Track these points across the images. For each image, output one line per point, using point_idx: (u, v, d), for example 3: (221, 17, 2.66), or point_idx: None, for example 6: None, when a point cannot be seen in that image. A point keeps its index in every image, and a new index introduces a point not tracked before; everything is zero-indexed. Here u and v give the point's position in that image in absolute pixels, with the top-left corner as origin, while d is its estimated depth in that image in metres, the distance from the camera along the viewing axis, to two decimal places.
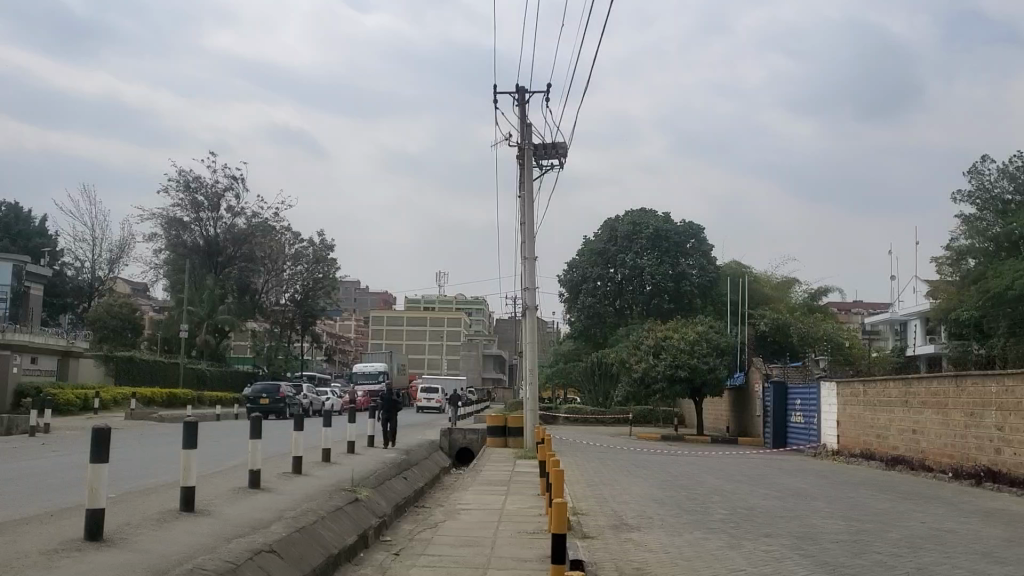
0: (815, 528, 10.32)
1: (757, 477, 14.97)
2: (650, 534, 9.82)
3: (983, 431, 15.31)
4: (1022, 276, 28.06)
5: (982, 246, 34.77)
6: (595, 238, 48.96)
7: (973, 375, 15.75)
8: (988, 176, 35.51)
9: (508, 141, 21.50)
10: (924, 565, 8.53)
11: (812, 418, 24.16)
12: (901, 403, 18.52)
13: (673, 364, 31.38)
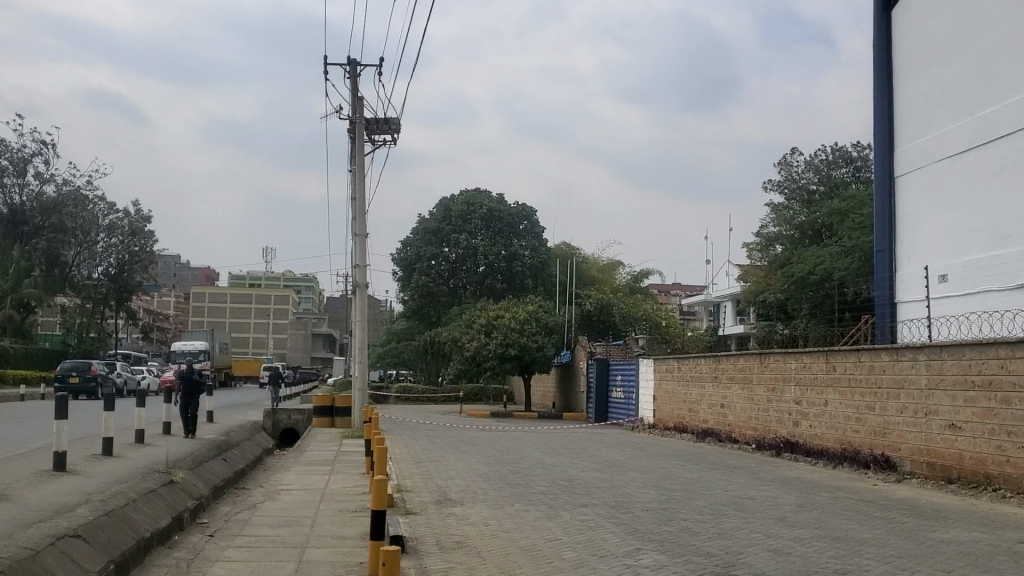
0: (628, 497, 10.82)
1: (577, 451, 15.49)
2: (472, 507, 10.01)
3: (783, 405, 16.47)
4: (821, 262, 30.26)
5: (788, 234, 36.78)
6: (429, 216, 48.74)
7: (776, 352, 16.85)
8: (796, 167, 38.20)
9: (338, 114, 21.08)
10: (725, 530, 9.12)
11: (631, 394, 25.19)
12: (712, 378, 19.60)
13: (503, 343, 31.88)
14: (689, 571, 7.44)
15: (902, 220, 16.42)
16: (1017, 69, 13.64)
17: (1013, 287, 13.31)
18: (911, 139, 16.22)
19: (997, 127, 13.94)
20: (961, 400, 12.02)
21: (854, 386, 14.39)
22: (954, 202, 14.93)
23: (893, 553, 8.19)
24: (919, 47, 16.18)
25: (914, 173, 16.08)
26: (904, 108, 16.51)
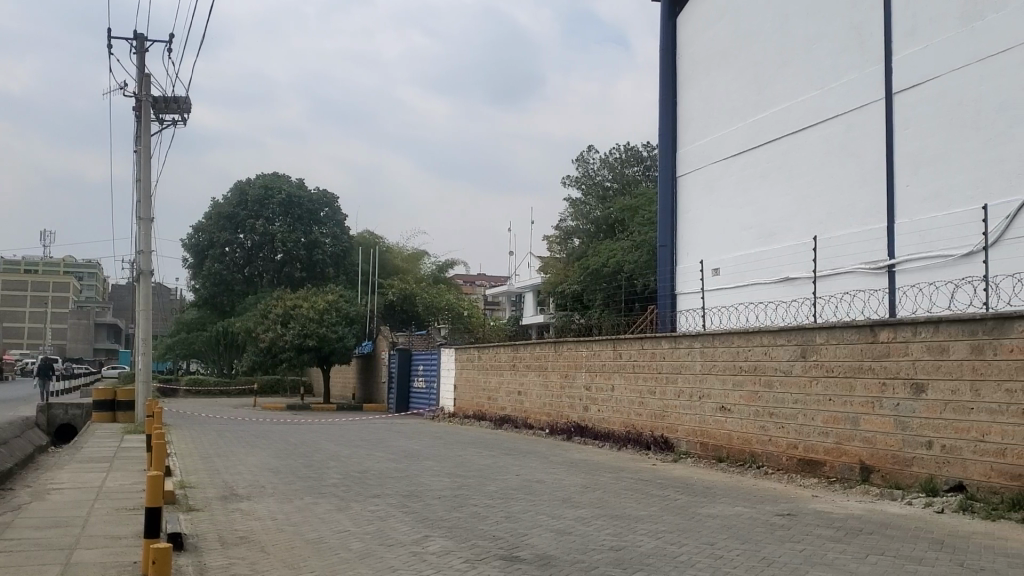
0: (421, 485, 10.93)
1: (374, 441, 15.45)
2: (260, 502, 9.79)
3: (575, 390, 17.11)
4: (614, 255, 31.55)
5: (584, 228, 38.08)
6: (223, 200, 46.80)
7: (569, 341, 17.44)
8: (592, 163, 39.72)
9: (123, 90, 19.90)
10: (512, 513, 9.40)
11: (432, 383, 25.40)
12: (509, 367, 20.07)
13: (301, 334, 31.19)
14: (475, 556, 7.62)
15: (683, 217, 17.43)
16: (783, 79, 14.76)
17: (774, 279, 14.37)
18: (692, 141, 17.24)
19: (765, 132, 15.04)
20: (730, 384, 12.95)
21: (637, 373, 15.17)
22: (728, 201, 16.00)
23: (665, 528, 8.73)
24: (701, 54, 17.21)
25: (694, 173, 17.10)
26: (687, 111, 17.52)
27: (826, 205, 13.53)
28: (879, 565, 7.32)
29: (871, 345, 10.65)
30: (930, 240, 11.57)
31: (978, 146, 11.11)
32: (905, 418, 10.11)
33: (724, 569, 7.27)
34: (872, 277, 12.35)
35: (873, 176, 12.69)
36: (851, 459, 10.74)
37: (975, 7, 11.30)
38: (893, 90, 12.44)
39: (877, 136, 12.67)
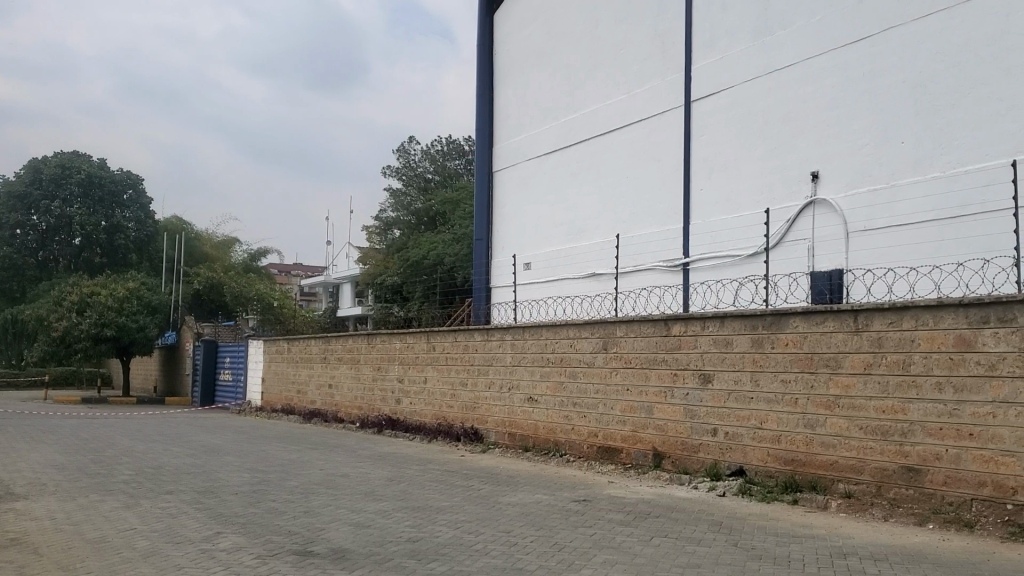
0: (218, 481, 10.59)
1: (174, 436, 14.82)
2: (37, 501, 9.19)
3: (386, 383, 17.06)
4: (435, 249, 31.53)
5: (405, 220, 37.98)
6: (14, 179, 43.53)
7: (382, 333, 17.34)
8: (414, 155, 39.66)
9: None
10: (312, 508, 9.27)
11: (239, 376, 24.64)
12: (321, 359, 19.74)
13: (98, 323, 29.45)
14: (266, 551, 7.47)
15: (497, 212, 17.71)
16: (593, 81, 15.25)
17: (581, 274, 14.80)
18: (507, 137, 17.54)
19: (577, 132, 15.51)
20: (537, 375, 13.29)
21: (449, 365, 15.31)
22: (540, 198, 16.39)
23: (464, 518, 8.85)
24: (517, 52, 17.53)
25: (509, 169, 17.41)
26: (503, 108, 17.79)
27: (630, 205, 14.11)
28: (661, 547, 7.70)
29: (665, 338, 11.20)
30: (721, 241, 12.25)
31: (764, 154, 11.87)
32: (693, 407, 10.70)
33: (517, 556, 7.45)
34: (669, 274, 12.97)
35: (672, 178, 13.33)
36: (645, 446, 11.27)
37: (765, 24, 12.06)
38: (691, 98, 13.10)
39: (676, 141, 13.33)
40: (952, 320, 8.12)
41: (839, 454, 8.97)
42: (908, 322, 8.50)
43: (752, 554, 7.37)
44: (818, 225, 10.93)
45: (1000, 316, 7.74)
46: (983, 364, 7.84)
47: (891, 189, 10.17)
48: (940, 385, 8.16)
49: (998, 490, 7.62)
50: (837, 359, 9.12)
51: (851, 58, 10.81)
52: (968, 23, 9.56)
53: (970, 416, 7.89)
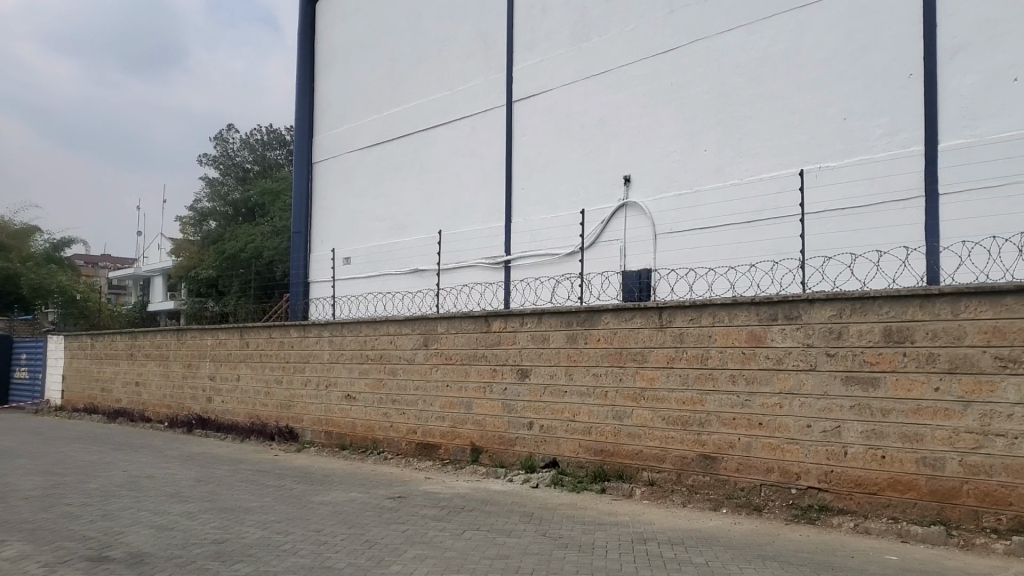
0: (7, 486, 9.88)
1: None
2: None
3: (198, 381, 16.44)
4: (253, 241, 30.66)
5: (222, 210, 36.75)
6: None
7: (194, 328, 16.69)
8: (232, 143, 38.48)
9: None
10: (110, 511, 8.82)
11: (36, 374, 23.10)
12: (127, 356, 18.78)
13: None
14: (56, 559, 7.04)
15: (317, 205, 17.39)
16: (416, 76, 15.26)
17: (402, 270, 14.76)
18: (328, 129, 17.29)
19: (399, 126, 15.47)
20: (356, 371, 13.17)
21: (264, 361, 14.91)
22: (362, 191, 16.22)
23: (273, 518, 8.66)
24: (340, 43, 17.29)
25: (330, 162, 17.14)
26: (325, 99, 17.49)
27: (452, 201, 14.21)
28: (472, 540, 7.80)
29: (485, 334, 11.35)
30: (539, 238, 12.49)
31: (581, 156, 12.24)
32: (510, 401, 10.91)
33: (326, 554, 7.35)
34: (490, 271, 13.13)
35: (493, 176, 13.52)
36: (463, 441, 11.41)
37: (582, 29, 12.43)
38: (512, 98, 13.34)
39: (497, 139, 13.54)
40: (745, 317, 8.63)
41: (644, 444, 9.39)
42: (706, 319, 8.96)
43: (558, 543, 7.59)
44: (628, 227, 11.28)
45: (787, 314, 8.29)
46: (771, 359, 8.38)
47: (695, 193, 10.68)
48: (733, 378, 8.68)
49: (784, 476, 8.18)
50: (643, 353, 9.52)
51: (660, 66, 11.31)
52: (764, 40, 10.16)
53: (760, 407, 8.43)
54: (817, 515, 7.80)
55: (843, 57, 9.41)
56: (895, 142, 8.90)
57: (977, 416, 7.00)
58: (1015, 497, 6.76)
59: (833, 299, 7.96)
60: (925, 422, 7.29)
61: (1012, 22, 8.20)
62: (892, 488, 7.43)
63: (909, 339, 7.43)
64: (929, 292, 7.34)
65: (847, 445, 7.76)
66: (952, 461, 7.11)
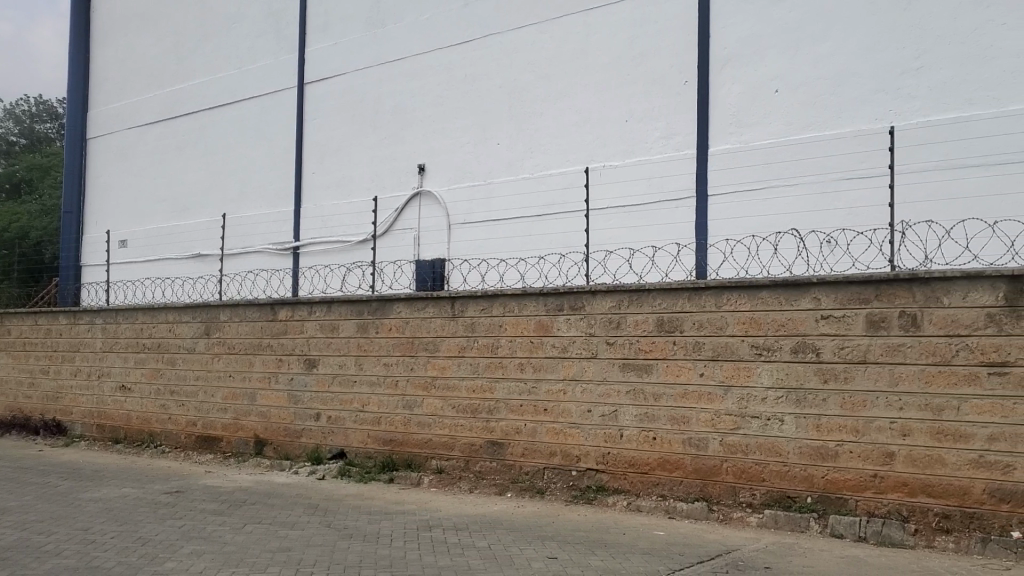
0: None
1: None
2: None
3: None
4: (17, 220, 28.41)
5: None
6: None
7: None
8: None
9: None
10: None
11: None
12: None
13: None
14: None
15: (91, 183, 16.30)
16: (203, 53, 14.64)
17: (184, 255, 14.10)
18: (105, 103, 16.24)
19: (184, 104, 14.77)
20: (131, 361, 12.48)
21: (28, 351, 13.85)
22: (142, 170, 15.36)
23: (34, 518, 8.07)
24: (119, 12, 16.28)
25: (106, 138, 16.10)
26: (102, 71, 16.43)
27: (239, 185, 13.73)
28: (253, 533, 7.61)
29: (271, 323, 11.07)
30: (330, 225, 12.25)
31: (375, 144, 12.13)
32: (297, 392, 10.71)
33: (93, 554, 6.94)
34: (278, 258, 12.79)
35: (283, 159, 13.17)
36: (246, 434, 11.09)
37: (378, 15, 12.34)
38: (304, 80, 13.06)
39: (289, 122, 13.21)
40: (533, 307, 8.90)
41: (433, 433, 9.49)
42: (496, 309, 9.16)
43: (343, 533, 7.54)
44: (422, 216, 11.26)
45: (572, 305, 8.63)
46: (557, 347, 8.70)
47: (487, 186, 10.75)
48: (521, 366, 8.93)
49: (566, 459, 8.52)
50: (434, 343, 9.61)
51: (454, 58, 11.42)
52: (553, 38, 10.45)
53: (545, 393, 8.73)
54: (593, 496, 8.21)
55: (626, 61, 9.76)
56: (670, 145, 9.24)
57: (736, 399, 7.59)
58: (766, 474, 7.38)
59: (613, 291, 8.36)
60: (691, 406, 7.81)
61: (773, 39, 8.67)
62: (662, 468, 7.92)
63: (679, 329, 7.94)
64: (697, 286, 7.85)
65: (623, 428, 8.19)
66: (714, 441, 7.65)
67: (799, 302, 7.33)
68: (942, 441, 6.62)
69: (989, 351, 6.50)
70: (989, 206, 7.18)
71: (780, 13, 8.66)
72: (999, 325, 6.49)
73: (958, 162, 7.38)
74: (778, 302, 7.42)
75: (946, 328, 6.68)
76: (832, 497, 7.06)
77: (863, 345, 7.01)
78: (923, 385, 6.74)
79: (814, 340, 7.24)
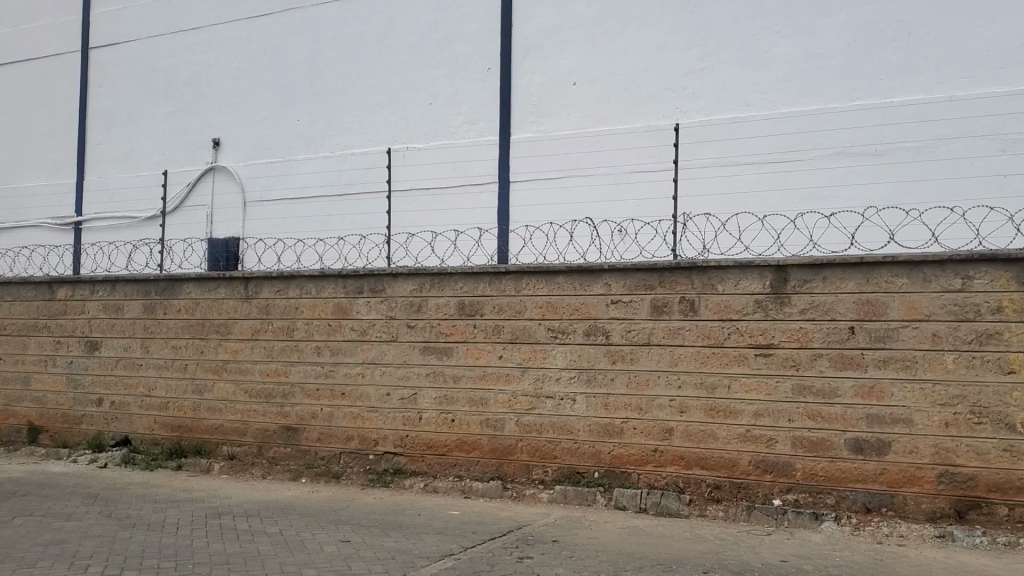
0: None
1: None
2: None
3: None
4: None
5: None
6: None
7: None
8: None
9: None
10: None
11: None
12: None
13: None
14: None
15: None
16: None
17: None
18: None
19: None
20: None
21: None
22: None
23: None
24: None
25: None
26: None
27: (13, 153, 12.70)
28: (23, 526, 7.12)
29: (48, 303, 10.35)
30: (116, 199, 11.53)
31: (167, 115, 11.53)
32: (76, 376, 10.08)
33: None
34: (56, 233, 11.94)
35: (64, 127, 12.29)
36: (18, 421, 10.33)
37: None
38: (89, 45, 12.25)
39: (70, 88, 12.33)
40: (332, 289, 8.80)
41: (225, 418, 9.20)
42: (293, 291, 8.99)
43: (125, 523, 7.18)
44: (216, 192, 10.79)
45: (372, 287, 8.60)
46: (356, 330, 8.65)
47: (286, 163, 10.39)
48: (318, 349, 8.81)
49: (363, 443, 8.50)
50: (227, 325, 9.30)
51: (254, 31, 11.04)
52: (357, 17, 10.32)
53: (343, 377, 8.66)
54: (390, 479, 8.25)
55: (430, 45, 9.79)
56: (472, 131, 9.32)
57: (532, 380, 7.83)
58: (558, 451, 7.67)
59: (413, 274, 8.41)
60: (489, 387, 7.99)
61: (571, 33, 8.97)
62: (458, 449, 8.07)
63: (478, 312, 8.09)
64: (497, 271, 8.02)
65: (421, 411, 8.26)
66: (509, 422, 7.87)
67: (591, 288, 7.66)
68: (715, 417, 7.13)
69: (756, 334, 7.05)
70: (761, 200, 7.70)
71: (578, 8, 8.97)
72: (766, 310, 7.04)
73: (735, 158, 7.88)
74: (572, 287, 7.71)
75: (721, 313, 7.18)
76: (616, 472, 7.44)
77: (648, 329, 7.42)
78: (699, 365, 7.23)
79: (604, 323, 7.59)
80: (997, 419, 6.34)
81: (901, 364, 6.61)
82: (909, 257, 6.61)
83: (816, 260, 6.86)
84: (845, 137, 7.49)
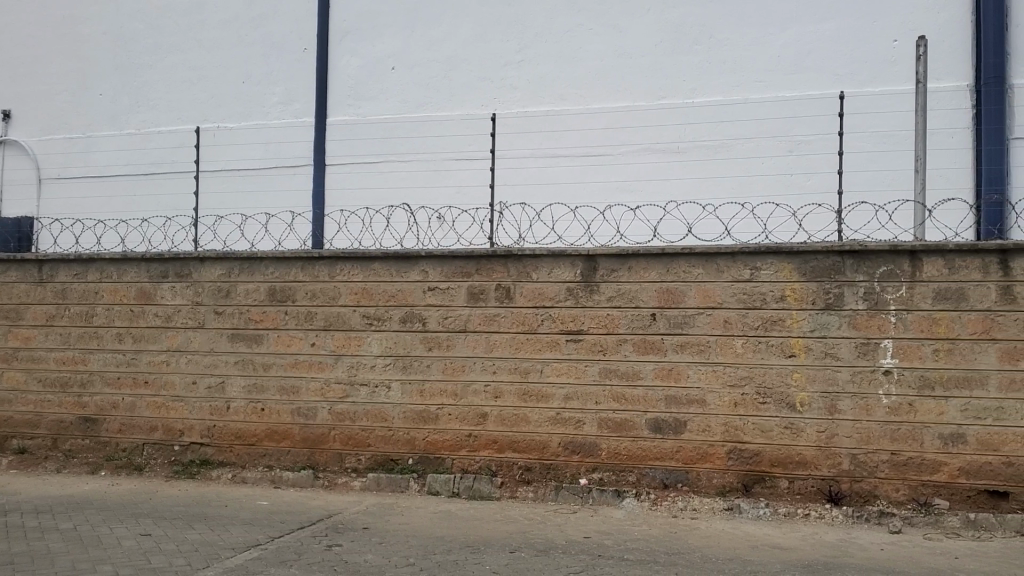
0: None
1: None
2: None
3: None
4: None
5: None
6: None
7: None
8: None
9: None
10: None
11: None
12: None
13: None
14: None
15: None
16: None
17: None
18: None
19: None
20: None
21: None
22: None
23: None
24: None
25: None
26: None
27: None
28: None
29: None
30: None
31: None
32: None
33: None
34: None
35: None
36: None
37: None
38: None
39: None
40: (135, 274, 8.42)
41: (15, 410, 8.62)
42: (91, 275, 8.53)
43: None
44: (8, 168, 10.09)
45: (177, 272, 8.29)
46: (160, 316, 8.31)
47: (86, 140, 9.78)
48: (120, 336, 8.40)
49: (167, 434, 8.18)
50: (18, 310, 8.71)
51: None
52: None
53: (146, 365, 8.29)
54: (196, 470, 7.99)
55: None
56: None
57: (346, 368, 7.78)
58: (371, 439, 7.67)
59: (222, 259, 8.16)
60: (301, 375, 7.87)
61: None
62: (269, 438, 7.91)
63: (291, 298, 7.94)
64: (310, 256, 7.90)
65: (230, 400, 8.04)
66: (322, 410, 7.79)
67: (407, 274, 7.69)
68: (527, 401, 7.33)
69: (567, 321, 7.30)
70: (573, 191, 7.94)
71: None
72: (575, 297, 7.30)
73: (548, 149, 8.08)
74: (388, 274, 7.71)
75: (533, 300, 7.38)
76: (430, 458, 7.52)
77: (463, 316, 7.53)
78: (512, 351, 7.40)
79: (420, 310, 7.64)
80: (780, 399, 6.86)
81: (697, 349, 7.03)
82: (705, 249, 7.02)
83: (621, 250, 7.17)
84: (651, 134, 7.84)
